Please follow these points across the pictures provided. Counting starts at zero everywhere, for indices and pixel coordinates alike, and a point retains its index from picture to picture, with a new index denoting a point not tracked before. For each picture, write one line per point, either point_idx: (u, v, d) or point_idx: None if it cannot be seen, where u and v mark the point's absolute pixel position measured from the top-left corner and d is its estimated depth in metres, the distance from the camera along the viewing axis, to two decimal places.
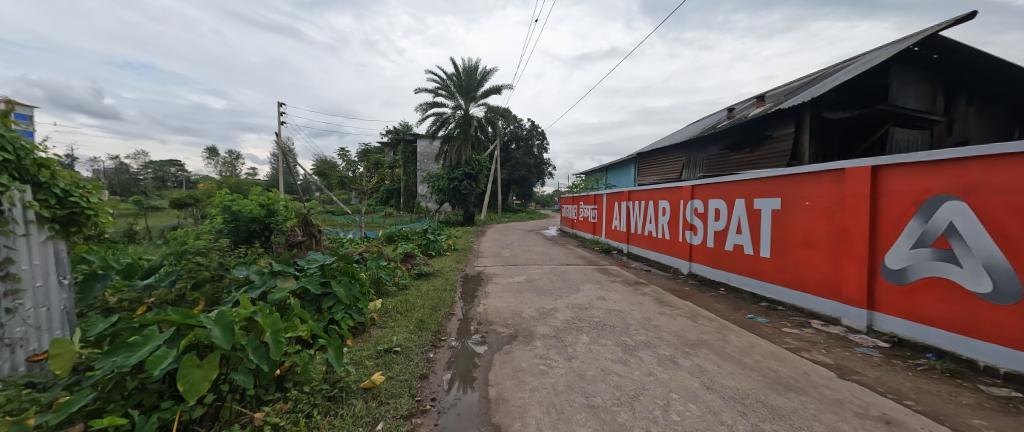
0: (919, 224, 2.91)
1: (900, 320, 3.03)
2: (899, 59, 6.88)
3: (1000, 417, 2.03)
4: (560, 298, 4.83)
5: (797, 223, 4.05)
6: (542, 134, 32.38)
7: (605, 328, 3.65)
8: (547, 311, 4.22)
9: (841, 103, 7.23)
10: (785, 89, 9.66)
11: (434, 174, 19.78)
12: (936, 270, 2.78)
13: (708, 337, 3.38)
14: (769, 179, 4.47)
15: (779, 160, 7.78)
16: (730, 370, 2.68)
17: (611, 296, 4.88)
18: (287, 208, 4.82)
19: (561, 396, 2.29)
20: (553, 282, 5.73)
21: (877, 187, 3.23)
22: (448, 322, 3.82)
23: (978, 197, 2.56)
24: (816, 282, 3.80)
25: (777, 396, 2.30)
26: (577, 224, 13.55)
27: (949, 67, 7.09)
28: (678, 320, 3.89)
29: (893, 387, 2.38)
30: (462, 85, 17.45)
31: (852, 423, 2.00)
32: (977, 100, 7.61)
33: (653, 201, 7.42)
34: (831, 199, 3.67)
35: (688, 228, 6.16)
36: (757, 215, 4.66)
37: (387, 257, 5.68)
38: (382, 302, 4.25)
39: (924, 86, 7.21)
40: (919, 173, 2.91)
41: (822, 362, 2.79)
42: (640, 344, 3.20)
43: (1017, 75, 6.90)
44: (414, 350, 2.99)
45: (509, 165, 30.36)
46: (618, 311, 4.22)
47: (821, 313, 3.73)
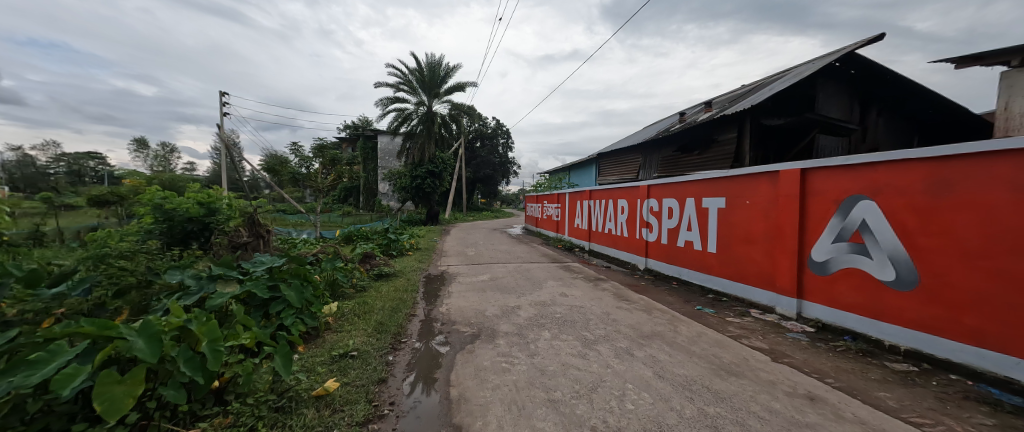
0: (838, 221, 3.26)
1: (823, 307, 3.39)
2: (824, 73, 7.68)
3: (898, 388, 2.34)
4: (523, 295, 4.88)
5: (739, 220, 4.39)
6: (507, 133, 32.39)
7: (567, 323, 3.74)
8: (510, 309, 4.25)
9: (777, 111, 7.91)
10: (729, 96, 10.44)
11: (396, 172, 19.18)
12: (852, 261, 3.13)
13: (661, 329, 3.58)
14: (714, 180, 4.81)
15: (723, 163, 8.39)
16: (680, 359, 2.86)
17: (572, 292, 5.02)
18: (232, 206, 4.46)
19: (522, 392, 2.32)
20: (517, 280, 5.79)
21: (805, 187, 3.58)
22: (409, 324, 3.73)
23: (884, 197, 2.92)
24: (755, 274, 4.14)
25: (720, 381, 2.49)
26: (541, 222, 13.78)
27: (863, 80, 8.02)
28: (635, 313, 4.08)
29: (816, 367, 2.66)
30: (426, 81, 17.00)
31: (782, 401, 2.21)
32: (885, 111, 8.66)
33: (613, 200, 7.72)
34: (767, 198, 4.02)
35: (644, 225, 6.47)
36: (705, 214, 4.98)
37: (345, 257, 5.44)
38: (338, 305, 4.06)
39: (844, 98, 8.09)
40: (839, 176, 3.26)
41: (759, 347, 3.06)
42: (600, 338, 3.32)
43: (915, 90, 7.95)
44: (374, 354, 2.90)
45: (474, 163, 30.14)
46: (579, 307, 4.35)
47: (759, 302, 4.08)
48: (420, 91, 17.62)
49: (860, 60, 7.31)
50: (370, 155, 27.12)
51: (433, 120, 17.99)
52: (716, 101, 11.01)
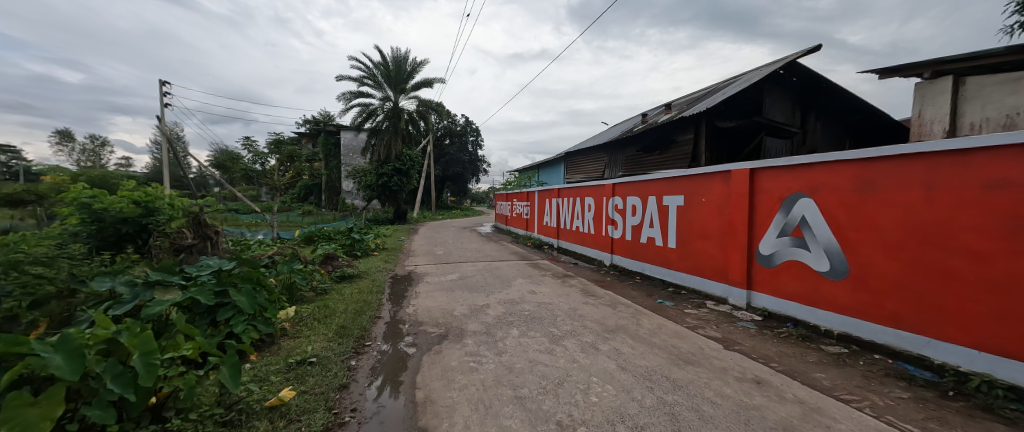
0: (782, 217, 3.53)
1: (769, 296, 3.66)
2: (769, 80, 8.31)
3: (831, 369, 2.58)
4: (492, 293, 4.88)
5: (696, 217, 4.63)
6: (477, 131, 32.12)
7: (535, 320, 3.78)
8: (479, 308, 4.23)
9: (729, 114, 8.42)
10: (687, 99, 10.99)
11: (360, 170, 18.48)
12: (794, 254, 3.40)
13: (624, 322, 3.71)
14: (674, 179, 5.04)
15: (682, 163, 8.82)
16: (642, 351, 2.98)
17: (541, 289, 5.09)
18: (173, 205, 4.13)
19: (489, 391, 2.32)
20: (486, 279, 5.77)
21: (754, 186, 3.85)
22: (374, 327, 3.61)
23: (820, 195, 3.20)
24: (710, 268, 4.40)
25: (678, 370, 2.62)
26: (511, 221, 13.82)
27: (803, 87, 8.73)
28: (601, 308, 4.20)
29: (763, 353, 2.86)
30: (391, 76, 16.51)
31: (733, 386, 2.36)
32: (822, 116, 9.47)
33: (580, 198, 7.90)
34: (721, 196, 4.28)
35: (610, 223, 6.67)
36: (666, 211, 5.21)
37: (304, 259, 5.17)
38: (296, 309, 3.85)
39: (787, 103, 8.76)
40: (782, 175, 3.53)
41: (713, 336, 3.25)
42: (566, 334, 3.39)
43: (846, 97, 8.75)
44: (335, 359, 2.78)
45: (443, 161, 29.65)
46: (547, 303, 4.41)
47: (713, 294, 4.33)
48: (386, 86, 17.11)
49: (801, 68, 7.94)
50: (332, 152, 25.93)
51: (399, 116, 17.33)
52: (675, 103, 11.55)
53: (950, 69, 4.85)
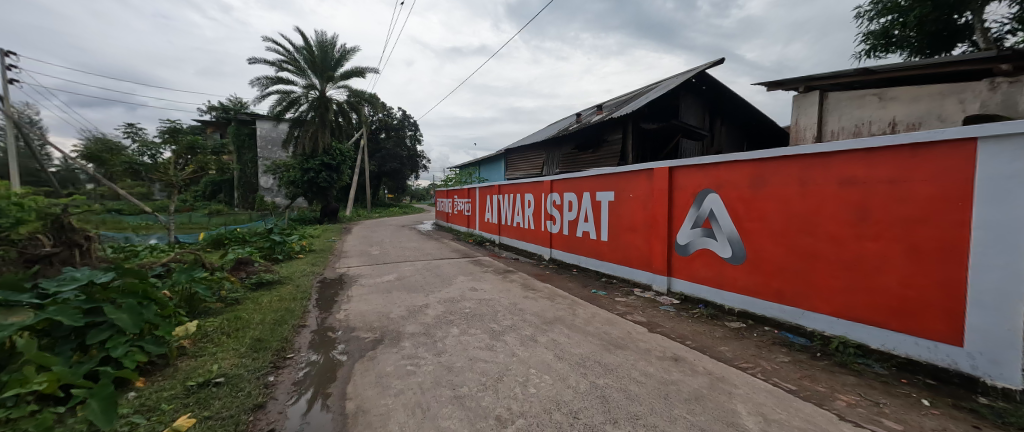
0: (694, 210, 3.95)
1: (685, 281, 4.08)
2: (684, 87, 9.26)
3: (734, 342, 2.96)
4: (431, 293, 4.75)
5: (625, 211, 4.99)
6: (415, 125, 30.79)
7: (475, 317, 3.76)
8: (417, 309, 4.08)
9: (652, 116, 9.19)
10: (617, 101, 11.74)
11: (282, 164, 16.71)
12: (704, 243, 3.84)
13: (562, 313, 3.86)
14: (605, 176, 5.36)
15: (612, 161, 9.45)
16: (577, 339, 3.13)
17: (482, 286, 5.08)
18: (21, 206, 3.33)
19: (427, 393, 2.25)
20: (425, 278, 5.60)
21: (672, 183, 4.24)
22: (298, 337, 3.28)
23: (724, 191, 3.64)
24: (637, 258, 4.77)
25: (609, 354, 2.80)
26: (452, 218, 13.58)
27: (711, 95, 9.85)
28: (540, 301, 4.32)
29: (680, 333, 3.18)
30: (316, 62, 15.02)
31: (655, 364, 2.60)
32: (726, 122, 10.81)
33: (520, 194, 8.04)
34: (645, 192, 4.65)
35: (548, 218, 6.90)
36: (598, 206, 5.53)
37: (210, 265, 4.52)
38: (200, 324, 3.35)
39: (699, 109, 9.84)
40: (695, 173, 3.94)
41: (639, 321, 3.54)
42: (506, 329, 3.42)
43: (744, 106, 10.10)
44: (248, 376, 2.47)
45: (379, 156, 27.95)
46: (488, 300, 4.42)
47: (640, 282, 4.71)
48: (310, 74, 15.55)
49: (709, 78, 8.95)
50: (246, 143, 22.94)
51: (326, 107, 15.99)
52: (607, 105, 12.29)
53: (819, 85, 5.80)
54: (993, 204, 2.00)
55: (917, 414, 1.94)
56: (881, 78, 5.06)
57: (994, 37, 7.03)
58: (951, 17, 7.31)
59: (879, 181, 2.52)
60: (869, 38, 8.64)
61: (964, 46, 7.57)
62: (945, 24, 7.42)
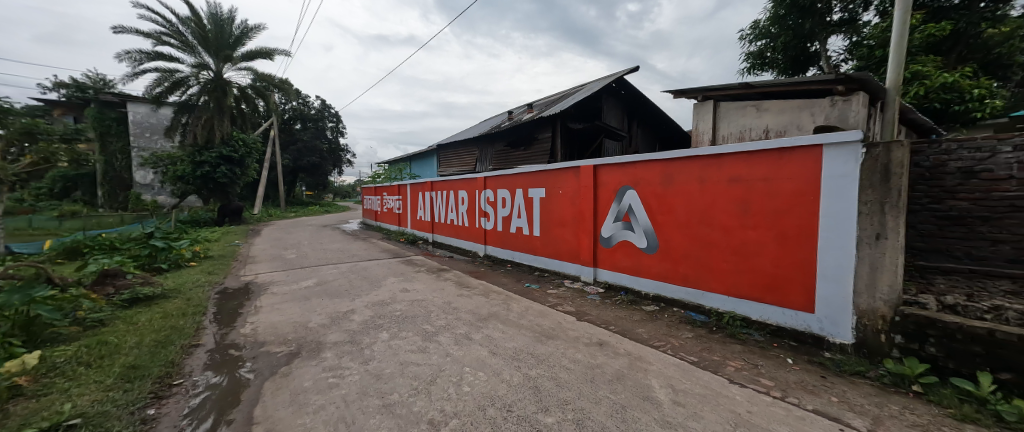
0: (616, 205, 4.28)
1: (609, 271, 4.41)
2: (606, 91, 9.97)
3: (650, 323, 3.29)
4: (357, 297, 4.43)
5: (555, 207, 5.20)
6: (337, 116, 28.23)
7: (407, 320, 3.60)
8: (342, 315, 3.77)
9: (578, 117, 9.72)
10: (547, 101, 12.18)
11: (167, 156, 14.11)
12: (625, 235, 4.19)
13: (496, 309, 3.89)
14: (535, 173, 5.51)
15: (543, 158, 9.79)
16: (511, 334, 3.18)
17: (414, 286, 4.89)
18: None
19: (352, 406, 2.09)
20: (350, 282, 5.18)
21: (596, 179, 4.54)
22: (188, 359, 2.80)
23: (640, 187, 3.99)
24: (566, 252, 5.03)
25: (541, 345, 2.90)
26: (381, 216, 12.81)
27: (629, 99, 10.76)
28: (474, 298, 4.31)
29: (605, 319, 3.43)
30: (208, 39, 12.88)
31: (584, 351, 2.76)
32: (642, 125, 11.93)
33: (453, 191, 7.89)
34: (573, 188, 4.90)
35: (482, 215, 6.89)
36: (530, 202, 5.67)
37: (59, 281, 3.61)
38: (43, 355, 2.65)
39: (619, 112, 10.68)
40: (616, 171, 4.26)
41: (568, 311, 3.73)
42: (440, 329, 3.34)
43: (656, 111, 11.24)
44: (117, 414, 2.03)
45: (293, 149, 25.03)
46: (420, 300, 4.27)
47: (569, 274, 4.98)
48: (201, 51, 13.26)
49: (627, 83, 9.75)
50: (113, 129, 18.79)
51: (224, 91, 13.89)
52: (537, 104, 12.67)
53: (713, 95, 6.69)
54: (835, 197, 2.52)
55: (784, 370, 2.37)
56: (759, 92, 6.00)
57: (833, 64, 8.80)
58: (804, 45, 9.00)
59: (758, 179, 2.99)
60: (748, 58, 10.21)
61: (814, 69, 9.33)
62: (801, 51, 9.11)
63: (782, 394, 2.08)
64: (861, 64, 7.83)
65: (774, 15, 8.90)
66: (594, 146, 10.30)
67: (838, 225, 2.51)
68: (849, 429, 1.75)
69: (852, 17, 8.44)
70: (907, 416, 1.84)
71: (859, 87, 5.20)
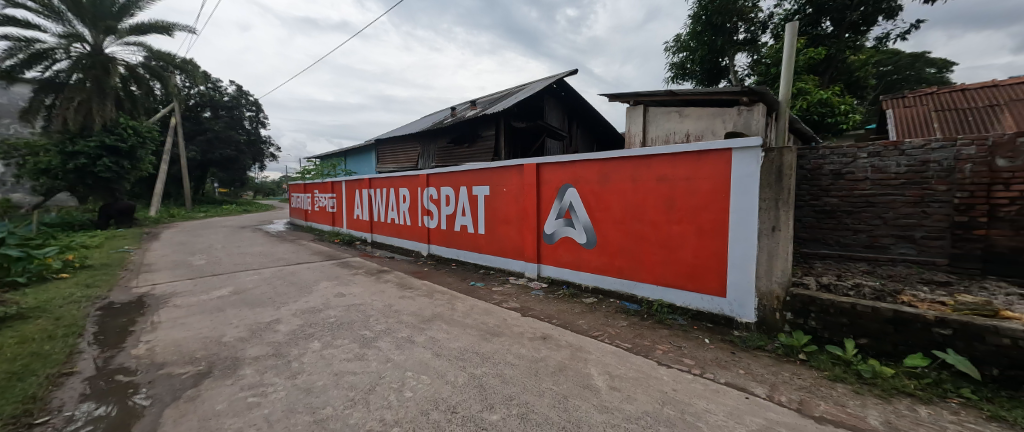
0: (557, 203, 4.43)
1: (552, 266, 4.55)
2: (547, 91, 10.24)
3: (589, 315, 3.46)
4: (284, 305, 4.02)
5: (499, 205, 5.22)
6: (256, 104, 25.23)
7: (342, 326, 3.36)
8: (265, 326, 3.39)
9: (521, 116, 9.87)
10: (490, 98, 12.18)
11: (23, 144, 11.45)
12: (566, 232, 4.36)
13: (440, 309, 3.80)
14: (479, 171, 5.48)
15: (487, 156, 9.78)
16: (455, 334, 3.13)
17: (351, 290, 4.57)
18: None
19: (278, 425, 1.89)
20: (275, 289, 4.67)
21: (539, 177, 4.64)
22: (58, 392, 2.30)
23: (580, 185, 4.17)
24: (511, 248, 5.09)
25: (486, 343, 2.90)
26: (312, 215, 11.77)
27: (569, 101, 11.19)
28: (417, 299, 4.16)
29: (548, 313, 3.53)
30: (81, 5, 10.70)
31: (528, 346, 2.82)
32: (581, 125, 12.49)
33: (393, 188, 7.53)
34: (516, 186, 4.96)
35: (425, 213, 6.68)
36: (474, 200, 5.63)
37: None
38: None
39: (560, 112, 11.06)
40: (557, 169, 4.40)
41: (513, 307, 3.78)
42: (379, 334, 3.16)
43: (594, 113, 11.84)
44: None
45: (201, 139, 21.83)
46: (357, 305, 4.01)
47: (514, 270, 5.04)
48: (72, 18, 11.00)
49: (567, 85, 10.13)
50: None
51: (106, 69, 11.71)
52: (480, 101, 12.61)
53: (643, 101, 7.21)
54: (742, 195, 2.88)
55: (703, 349, 2.66)
56: (682, 99, 6.62)
57: (739, 77, 10.06)
58: (717, 60, 10.14)
59: (681, 178, 3.30)
60: (673, 67, 11.18)
61: (724, 81, 10.54)
62: (714, 64, 10.26)
63: (701, 371, 2.33)
64: (760, 80, 9.04)
65: (693, 31, 9.93)
66: (536, 145, 10.53)
67: (744, 219, 2.87)
68: (753, 396, 2.02)
69: (753, 38, 9.74)
70: (795, 380, 2.18)
71: (759, 99, 5.99)
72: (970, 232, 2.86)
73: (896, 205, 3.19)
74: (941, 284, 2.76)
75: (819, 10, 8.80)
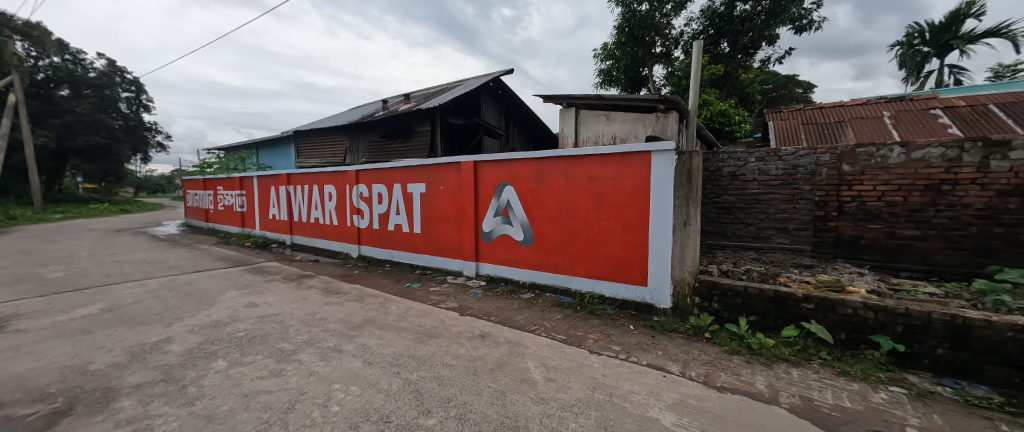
0: (495, 201, 4.46)
1: (490, 264, 4.57)
2: (484, 89, 10.22)
3: (527, 310, 3.55)
4: (178, 320, 3.43)
5: (435, 203, 5.08)
6: (137, 83, 21.06)
7: (254, 340, 2.97)
8: (152, 347, 2.86)
9: (458, 112, 9.71)
10: (425, 93, 11.78)
11: None
12: (504, 229, 4.41)
13: (372, 314, 3.58)
14: (414, 167, 5.26)
15: (422, 152, 9.44)
16: (389, 339, 2.97)
17: (266, 299, 4.07)
18: None
19: None
20: (165, 303, 3.96)
21: (476, 176, 4.61)
22: None
23: (517, 184, 4.24)
24: (448, 247, 4.99)
25: (423, 346, 2.80)
26: (216, 215, 10.21)
27: (506, 99, 11.30)
28: (346, 305, 3.86)
29: (487, 311, 3.53)
30: None
31: (466, 345, 2.78)
32: (517, 124, 12.71)
33: (316, 185, 6.88)
34: (453, 183, 4.87)
35: (354, 212, 6.23)
36: (409, 198, 5.40)
37: None
38: None
39: (497, 110, 11.11)
40: (494, 168, 4.42)
41: (451, 307, 3.71)
42: (301, 345, 2.87)
43: (530, 113, 12.13)
44: None
45: (57, 122, 17.53)
46: (274, 315, 3.59)
47: (452, 269, 4.96)
48: None
49: (503, 84, 10.20)
50: None
51: None
52: (414, 95, 12.11)
53: (575, 103, 7.59)
54: (660, 194, 3.19)
55: (628, 335, 2.90)
56: (609, 104, 7.09)
57: (657, 87, 11.12)
58: (638, 69, 11.06)
59: (609, 178, 3.53)
60: (601, 73, 11.92)
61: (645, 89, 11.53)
62: (636, 74, 11.19)
63: (627, 355, 2.53)
64: (673, 90, 10.08)
65: (618, 41, 10.74)
66: (473, 142, 10.46)
67: (662, 215, 3.18)
68: (669, 374, 2.25)
69: (667, 52, 10.78)
70: (702, 356, 2.49)
71: (673, 107, 6.67)
72: (825, 224, 3.57)
73: (775, 202, 3.80)
74: (807, 267, 3.38)
75: (719, 32, 10.12)
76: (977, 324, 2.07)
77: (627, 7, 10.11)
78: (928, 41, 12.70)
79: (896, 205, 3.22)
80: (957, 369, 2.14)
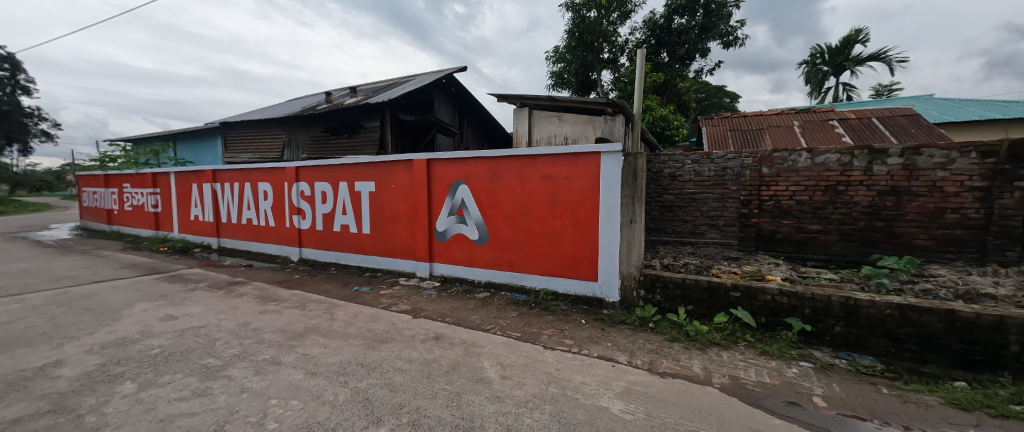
0: (449, 200, 4.38)
1: (444, 264, 4.48)
2: (436, 85, 9.98)
3: (482, 309, 3.53)
4: (73, 340, 2.92)
5: (386, 201, 4.86)
6: (13, 61, 17.65)
7: (173, 358, 2.62)
8: (34, 374, 2.39)
9: (409, 108, 9.38)
10: (373, 86, 11.22)
11: None
12: (458, 229, 4.34)
13: (315, 321, 3.33)
14: (362, 165, 4.99)
15: (370, 148, 8.98)
16: (335, 347, 2.78)
17: (187, 311, 3.61)
18: None
19: None
20: (53, 320, 3.35)
21: (429, 174, 4.49)
22: None
23: (472, 183, 4.19)
24: (400, 248, 4.80)
25: (373, 352, 2.67)
26: (121, 216, 8.85)
27: (459, 97, 11.13)
28: (285, 313, 3.56)
29: (442, 313, 3.45)
30: None
31: (420, 348, 2.70)
32: (471, 122, 12.58)
33: (249, 183, 6.25)
34: (405, 182, 4.69)
35: (294, 212, 5.76)
36: (357, 197, 5.11)
37: None
38: None
39: (450, 108, 10.91)
40: (448, 166, 4.33)
41: (403, 310, 3.58)
42: (231, 359, 2.59)
43: (483, 111, 12.08)
44: None
45: None
46: (197, 328, 3.20)
47: (404, 271, 4.78)
48: None
49: (456, 81, 10.03)
50: None
51: None
52: (361, 89, 11.47)
53: (527, 104, 7.71)
54: (608, 193, 3.35)
55: (579, 329, 3.01)
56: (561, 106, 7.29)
57: (605, 91, 11.63)
58: (587, 73, 11.46)
59: (561, 178, 3.63)
60: (552, 76, 12.21)
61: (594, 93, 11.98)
62: (585, 78, 11.57)
63: (579, 348, 2.63)
64: (620, 94, 10.63)
65: (569, 45, 11.09)
66: (425, 140, 10.17)
67: (610, 213, 3.35)
68: (617, 363, 2.37)
69: (614, 58, 11.31)
70: (647, 345, 2.66)
71: (620, 111, 7.03)
72: (749, 221, 3.98)
73: (708, 201, 4.17)
74: (735, 259, 3.75)
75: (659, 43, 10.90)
76: (864, 304, 2.44)
77: (577, 12, 10.50)
78: (828, 61, 14.71)
79: (804, 204, 3.69)
80: (850, 343, 2.51)
